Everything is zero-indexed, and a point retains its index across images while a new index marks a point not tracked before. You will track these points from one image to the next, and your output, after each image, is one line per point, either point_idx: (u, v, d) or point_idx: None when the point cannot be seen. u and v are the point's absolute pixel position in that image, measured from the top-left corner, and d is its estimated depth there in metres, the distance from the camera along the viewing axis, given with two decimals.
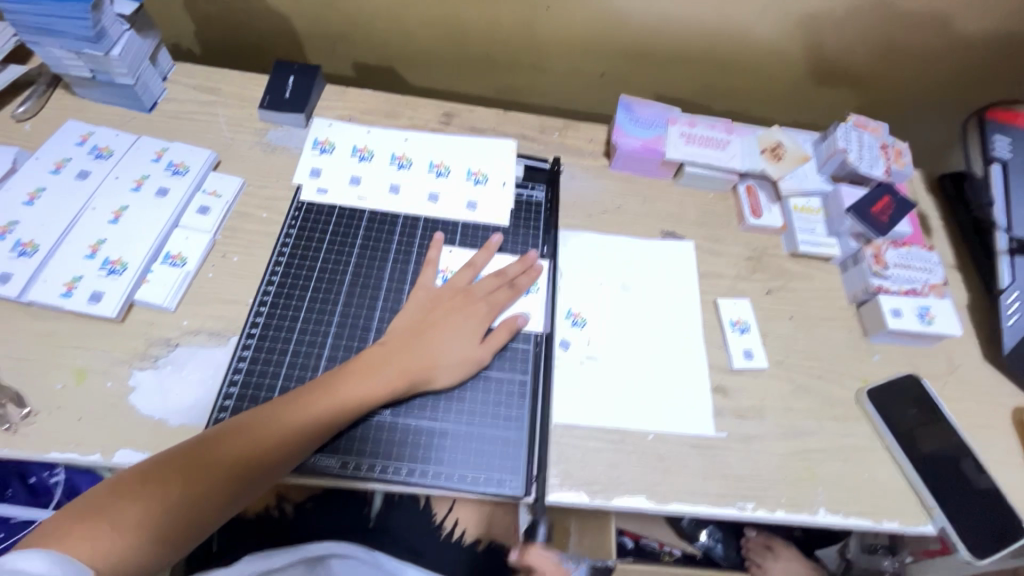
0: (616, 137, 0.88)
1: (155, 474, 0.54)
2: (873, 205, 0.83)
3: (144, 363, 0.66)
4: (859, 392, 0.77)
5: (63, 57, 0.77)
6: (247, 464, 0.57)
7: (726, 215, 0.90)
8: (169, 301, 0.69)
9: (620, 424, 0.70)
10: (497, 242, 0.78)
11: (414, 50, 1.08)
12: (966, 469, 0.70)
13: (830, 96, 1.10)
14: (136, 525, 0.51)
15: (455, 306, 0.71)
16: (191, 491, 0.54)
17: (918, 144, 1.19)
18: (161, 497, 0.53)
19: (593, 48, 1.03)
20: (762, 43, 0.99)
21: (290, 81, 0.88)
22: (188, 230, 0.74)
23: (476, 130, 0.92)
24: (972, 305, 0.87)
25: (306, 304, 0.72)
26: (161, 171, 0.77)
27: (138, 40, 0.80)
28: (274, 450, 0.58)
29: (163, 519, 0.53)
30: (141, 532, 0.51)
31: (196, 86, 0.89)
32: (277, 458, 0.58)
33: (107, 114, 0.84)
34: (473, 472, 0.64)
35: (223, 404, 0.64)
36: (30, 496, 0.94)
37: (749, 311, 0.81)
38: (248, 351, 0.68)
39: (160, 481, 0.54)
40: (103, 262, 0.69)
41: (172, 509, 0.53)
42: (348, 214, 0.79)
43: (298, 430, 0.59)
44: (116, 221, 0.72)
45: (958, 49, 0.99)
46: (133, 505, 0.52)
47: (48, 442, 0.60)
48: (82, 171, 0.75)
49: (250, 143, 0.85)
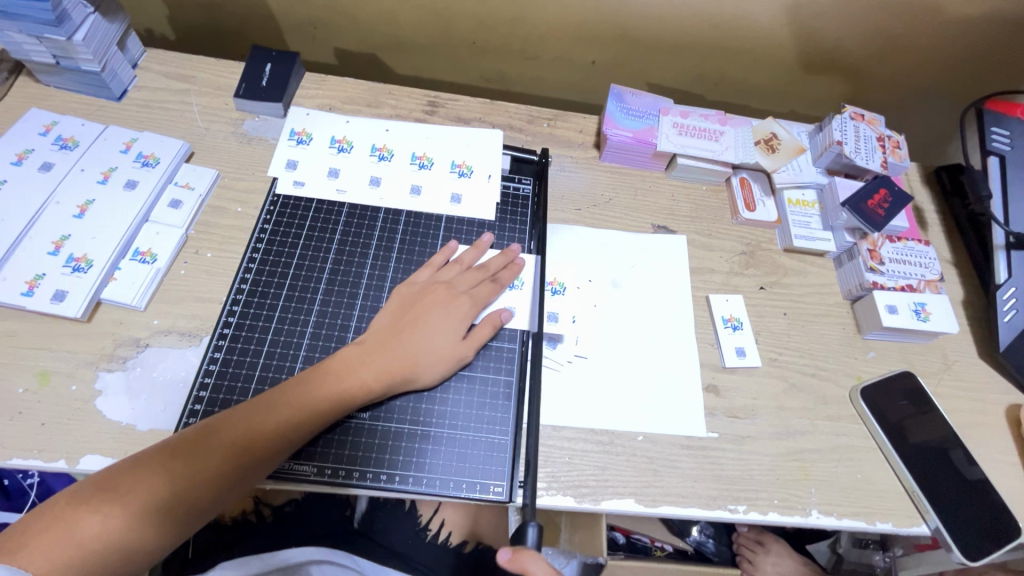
0: (607, 127, 0.85)
1: (118, 480, 0.51)
2: (869, 199, 0.81)
3: (112, 365, 0.63)
4: (852, 389, 0.75)
5: (23, 42, 0.73)
6: (217, 470, 0.54)
7: (719, 208, 0.88)
8: (138, 300, 0.66)
9: (609, 425, 0.68)
10: (487, 240, 0.75)
11: (399, 37, 1.04)
12: (958, 461, 0.70)
13: (826, 86, 1.07)
14: (98, 534, 0.49)
15: (436, 300, 0.68)
16: (157, 499, 0.51)
17: (913, 136, 1.17)
18: (124, 505, 0.50)
19: (583, 36, 1.00)
20: (757, 30, 0.96)
21: (267, 68, 0.85)
22: (159, 224, 0.71)
23: (462, 120, 0.89)
24: (968, 301, 0.85)
25: (281, 303, 0.69)
26: (130, 163, 0.73)
27: (103, 25, 0.76)
28: (246, 454, 0.55)
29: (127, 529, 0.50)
30: (103, 541, 0.49)
31: (169, 74, 0.85)
32: (249, 463, 0.55)
33: (74, 103, 0.80)
34: (456, 477, 0.62)
35: (193, 408, 0.61)
36: (3, 500, 0.91)
37: (742, 308, 0.79)
38: (220, 352, 0.65)
39: (123, 489, 0.50)
40: (68, 259, 0.66)
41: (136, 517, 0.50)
42: (326, 208, 0.76)
43: (272, 433, 0.56)
44: (82, 215, 0.69)
45: (957, 38, 0.96)
46: (94, 514, 0.49)
47: (8, 450, 0.57)
48: (45, 163, 0.71)
49: (225, 134, 0.81)
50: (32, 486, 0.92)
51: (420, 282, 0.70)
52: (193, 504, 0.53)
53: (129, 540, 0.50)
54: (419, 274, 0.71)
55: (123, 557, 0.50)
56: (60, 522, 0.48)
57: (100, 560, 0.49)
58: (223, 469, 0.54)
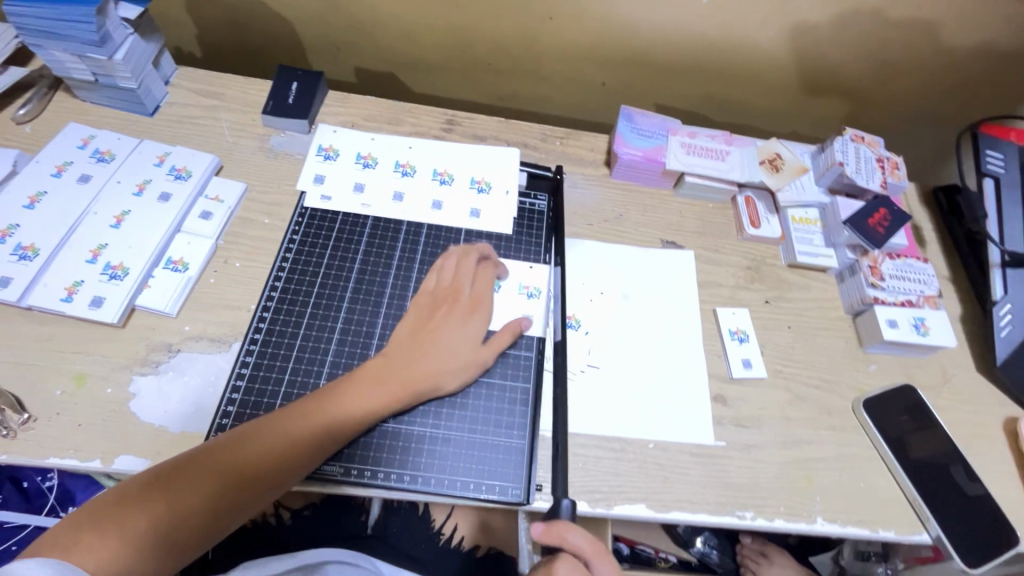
0: (617, 147, 0.88)
1: (160, 481, 0.54)
2: (870, 218, 0.85)
3: (146, 369, 0.66)
4: (855, 401, 0.78)
5: (65, 60, 0.77)
6: (257, 471, 0.57)
7: (725, 225, 0.91)
8: (171, 307, 0.69)
9: (621, 433, 0.71)
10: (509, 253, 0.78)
11: (417, 58, 1.08)
12: (957, 475, 0.73)
13: (827, 108, 1.11)
14: (144, 533, 0.51)
15: (461, 311, 0.70)
16: (200, 498, 0.54)
17: (912, 157, 1.21)
18: (167, 504, 0.53)
19: (594, 58, 1.04)
20: (760, 55, 1.01)
21: (293, 86, 0.89)
22: (191, 235, 0.74)
23: (479, 138, 0.92)
24: (965, 317, 0.88)
25: (308, 311, 0.71)
26: (164, 176, 0.77)
27: (141, 45, 0.80)
28: (283, 456, 0.58)
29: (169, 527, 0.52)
30: (151, 538, 0.51)
31: (199, 91, 0.89)
32: (286, 465, 0.58)
33: (109, 118, 0.84)
34: (475, 480, 0.64)
35: (225, 410, 0.64)
36: (23, 501, 0.93)
37: (748, 321, 0.82)
38: (251, 357, 0.67)
39: (169, 489, 0.53)
40: (105, 267, 0.69)
41: (180, 516, 0.53)
42: (351, 220, 0.79)
43: (308, 437, 0.59)
44: (118, 225, 0.72)
45: (952, 64, 1.01)
46: (142, 512, 0.52)
47: (47, 449, 0.60)
48: (83, 175, 0.75)
49: (253, 148, 0.85)
50: (51, 489, 0.93)
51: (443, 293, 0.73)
52: (233, 504, 0.56)
53: (175, 537, 0.53)
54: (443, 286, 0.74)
55: (167, 554, 0.52)
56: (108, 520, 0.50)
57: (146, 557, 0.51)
58: (262, 470, 0.57)
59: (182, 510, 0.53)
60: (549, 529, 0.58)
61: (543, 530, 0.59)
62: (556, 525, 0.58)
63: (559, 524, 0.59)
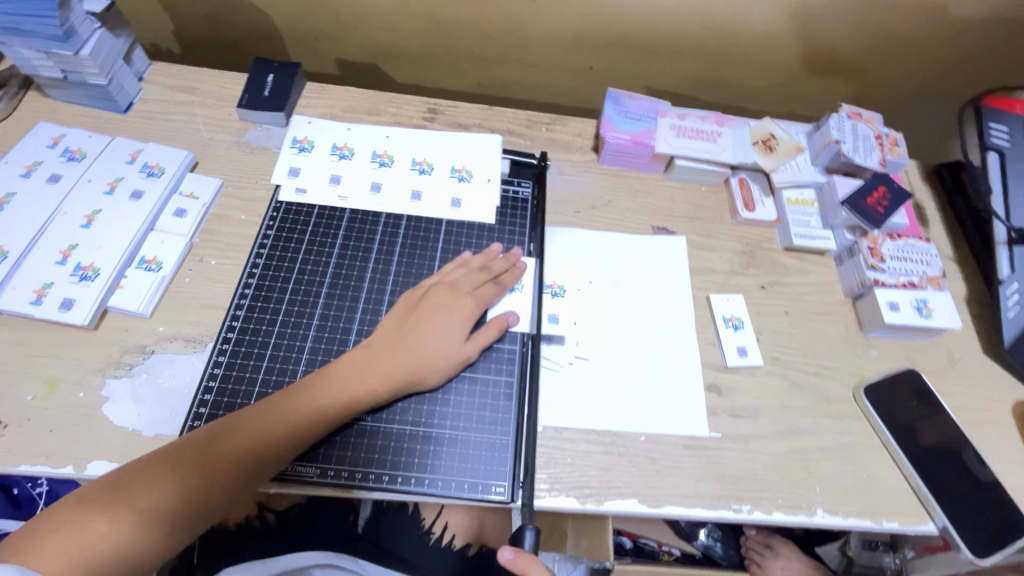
0: (604, 131, 0.85)
1: (128, 483, 0.52)
2: (869, 196, 0.81)
3: (118, 371, 0.64)
4: (856, 388, 0.75)
5: (32, 57, 0.75)
6: (225, 470, 0.55)
7: (718, 209, 0.88)
8: (144, 307, 0.67)
9: (610, 426, 0.68)
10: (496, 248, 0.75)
11: (399, 47, 1.06)
12: (969, 461, 0.69)
13: (824, 86, 1.08)
14: (108, 537, 0.49)
15: (439, 300, 0.68)
16: (167, 500, 0.52)
17: (914, 134, 1.17)
18: (133, 507, 0.51)
19: (580, 42, 1.01)
20: (752, 31, 0.97)
21: (269, 78, 0.86)
22: (165, 233, 0.72)
23: (461, 126, 0.90)
24: (970, 297, 0.85)
25: (284, 308, 0.69)
26: (136, 174, 0.75)
27: (110, 40, 0.77)
28: (253, 454, 0.56)
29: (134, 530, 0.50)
30: (113, 541, 0.49)
31: (174, 86, 0.87)
32: (258, 463, 0.56)
33: (82, 116, 0.82)
34: (457, 478, 0.62)
35: (197, 412, 0.62)
36: (12, 509, 0.91)
37: (743, 307, 0.79)
38: (224, 357, 0.66)
39: (133, 492, 0.51)
40: (75, 268, 0.67)
41: (146, 518, 0.51)
42: (328, 214, 0.77)
43: (280, 434, 0.57)
44: (89, 225, 0.70)
45: (954, 34, 0.96)
46: (104, 515, 0.50)
47: (17, 456, 0.58)
48: (53, 175, 0.73)
49: (228, 143, 0.83)
50: (41, 495, 0.93)
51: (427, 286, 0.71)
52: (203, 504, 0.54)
53: (140, 540, 0.51)
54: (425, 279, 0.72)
55: (133, 558, 0.50)
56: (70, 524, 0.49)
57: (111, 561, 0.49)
58: (233, 469, 0.55)
59: (148, 512, 0.51)
60: (515, 563, 0.57)
61: (509, 560, 0.58)
62: (521, 563, 0.57)
63: (526, 563, 0.57)
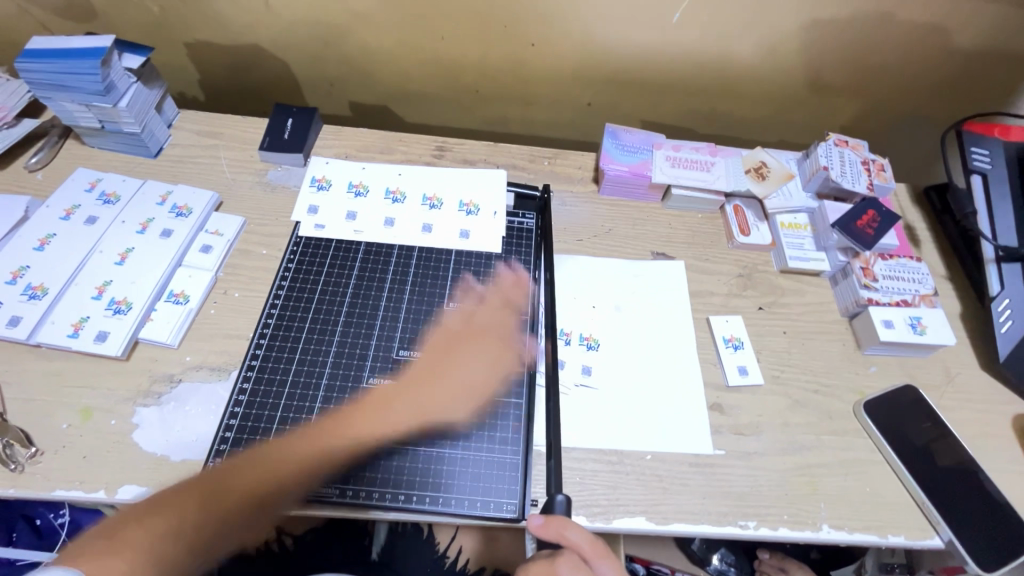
0: (603, 163, 0.90)
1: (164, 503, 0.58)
2: (858, 219, 0.85)
3: (148, 400, 0.68)
4: (855, 404, 0.77)
5: (73, 110, 0.81)
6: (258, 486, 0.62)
7: (715, 234, 0.92)
8: (172, 338, 0.71)
9: (617, 445, 0.70)
10: (522, 275, 0.81)
11: (408, 89, 1.13)
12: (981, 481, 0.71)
13: (812, 115, 1.13)
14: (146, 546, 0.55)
15: (396, 245, 0.79)
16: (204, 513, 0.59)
17: (903, 160, 1.21)
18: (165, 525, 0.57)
19: (578, 81, 1.07)
20: (740, 67, 1.03)
21: (288, 122, 0.93)
22: (191, 268, 0.77)
23: (468, 162, 0.95)
24: (965, 314, 0.87)
25: (304, 336, 0.73)
26: (166, 214, 0.80)
27: (144, 92, 0.84)
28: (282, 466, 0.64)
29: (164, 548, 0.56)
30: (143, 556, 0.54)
31: (201, 131, 0.94)
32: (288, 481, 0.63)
33: (116, 161, 0.88)
34: (470, 497, 0.64)
35: (223, 436, 0.65)
36: (36, 539, 0.94)
37: (742, 328, 0.82)
38: (248, 384, 0.69)
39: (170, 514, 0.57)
40: (109, 302, 0.71)
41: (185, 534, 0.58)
42: (344, 247, 0.81)
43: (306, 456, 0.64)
44: (123, 262, 0.75)
45: (932, 64, 1.02)
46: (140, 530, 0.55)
47: (54, 481, 0.61)
48: (90, 217, 0.78)
49: (251, 183, 0.88)
50: (63, 525, 0.95)
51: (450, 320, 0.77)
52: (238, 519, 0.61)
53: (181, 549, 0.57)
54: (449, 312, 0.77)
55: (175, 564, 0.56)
56: (117, 533, 0.54)
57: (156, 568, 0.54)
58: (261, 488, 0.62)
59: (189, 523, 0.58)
60: (548, 526, 0.57)
61: (540, 526, 0.57)
62: (554, 526, 0.57)
63: (559, 523, 0.57)
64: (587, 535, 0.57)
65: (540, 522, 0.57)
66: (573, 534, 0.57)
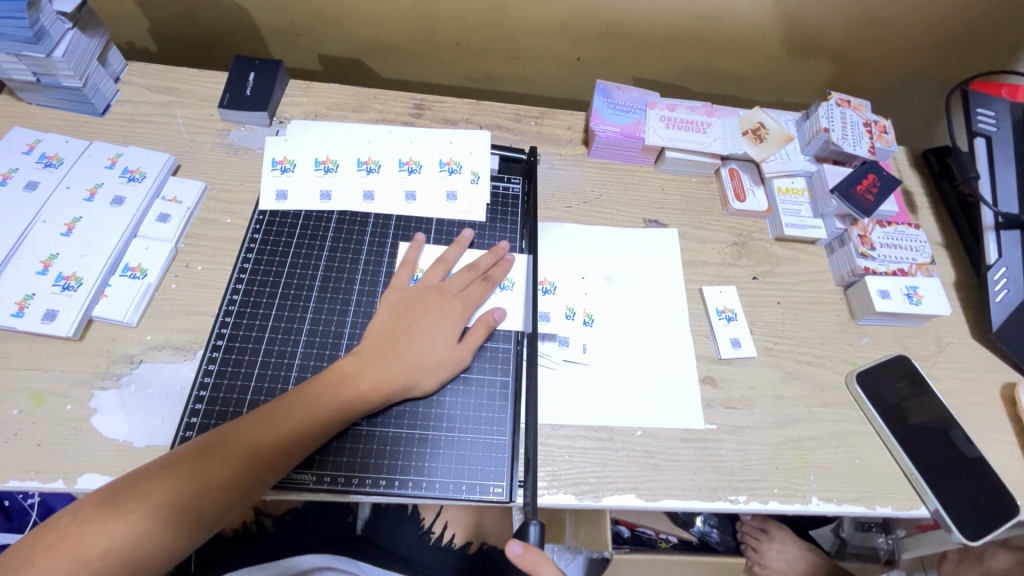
0: (594, 124, 0.84)
1: (129, 491, 0.52)
2: (858, 184, 0.81)
3: (106, 382, 0.63)
4: (848, 375, 0.76)
5: (2, 61, 0.72)
6: (231, 470, 0.54)
7: (709, 200, 0.88)
8: (130, 316, 0.66)
9: (607, 422, 0.68)
10: (467, 236, 0.74)
11: (383, 41, 1.04)
12: (957, 440, 0.71)
13: (812, 72, 1.07)
14: (125, 530, 0.50)
15: (432, 317, 0.66)
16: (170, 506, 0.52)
17: (901, 122, 1.18)
18: (141, 511, 0.51)
19: (567, 33, 1.00)
20: (739, 19, 0.96)
21: (250, 77, 0.84)
22: (148, 239, 0.71)
23: (449, 122, 0.89)
24: (959, 283, 0.86)
25: (274, 313, 0.69)
26: (116, 179, 0.73)
27: (83, 40, 0.75)
28: (261, 451, 0.56)
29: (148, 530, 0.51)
30: (121, 539, 0.50)
31: (152, 86, 0.85)
32: (271, 464, 0.56)
33: (58, 120, 0.80)
34: (455, 480, 0.62)
35: (189, 421, 0.61)
36: (5, 521, 0.91)
37: (736, 298, 0.79)
38: (214, 365, 0.65)
39: (137, 494, 0.51)
40: (57, 278, 0.65)
41: (153, 512, 0.51)
42: (316, 216, 0.76)
43: (294, 430, 0.58)
44: (70, 233, 0.68)
45: (940, 18, 0.96)
46: (113, 517, 0.50)
47: (6, 472, 0.57)
48: (30, 182, 0.71)
49: (211, 145, 0.81)
50: (33, 506, 0.92)
51: (395, 285, 0.70)
52: (219, 505, 0.54)
53: (151, 540, 0.51)
54: (398, 278, 0.71)
55: (145, 555, 0.51)
56: (66, 547, 0.49)
57: (121, 549, 0.50)
58: (239, 476, 0.55)
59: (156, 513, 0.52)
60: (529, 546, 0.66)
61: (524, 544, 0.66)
62: (532, 558, 0.54)
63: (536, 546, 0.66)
64: (559, 571, 0.55)
65: (518, 550, 0.54)
66: (546, 569, 0.54)
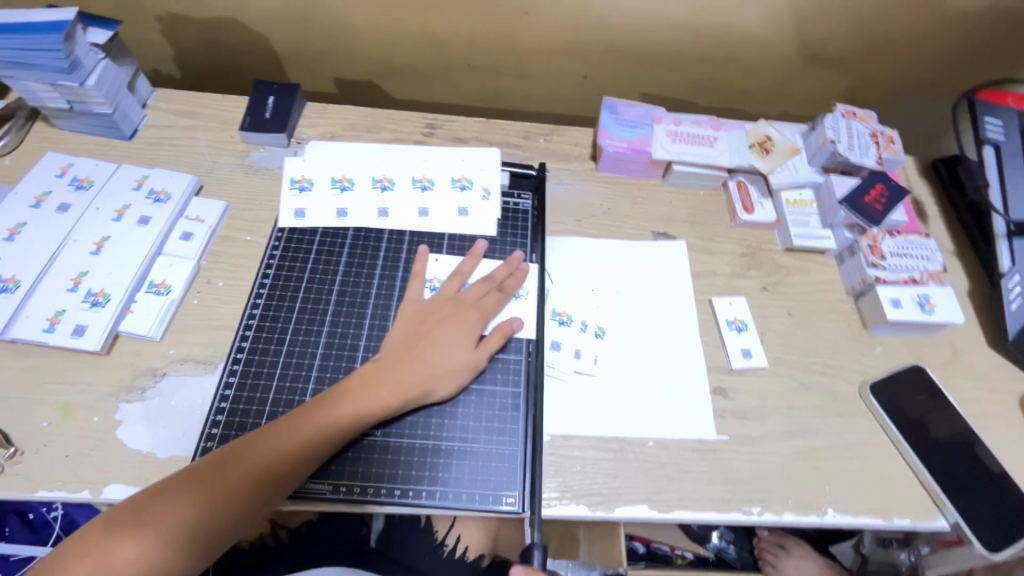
0: (601, 139, 0.86)
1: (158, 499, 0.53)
2: (865, 195, 0.82)
3: (131, 396, 0.65)
4: (861, 386, 0.75)
5: (38, 90, 0.76)
6: (254, 478, 0.56)
7: (717, 212, 0.89)
8: (154, 330, 0.68)
9: (618, 432, 0.69)
10: (481, 247, 0.76)
11: (395, 63, 1.07)
12: (978, 454, 0.69)
13: (818, 84, 1.08)
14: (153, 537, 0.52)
15: (448, 327, 0.68)
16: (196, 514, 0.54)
17: (909, 132, 1.18)
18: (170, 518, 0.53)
19: (573, 52, 1.02)
20: (742, 34, 0.98)
21: (270, 100, 0.88)
22: (172, 256, 0.74)
23: (460, 140, 0.91)
24: (974, 291, 0.86)
25: (292, 327, 0.71)
26: (143, 200, 0.76)
27: (114, 69, 0.79)
28: (283, 459, 0.57)
29: (176, 536, 0.53)
30: (148, 546, 0.52)
31: (177, 111, 0.89)
32: (292, 470, 0.58)
33: (88, 144, 0.84)
34: (468, 489, 0.63)
35: (210, 432, 0.63)
36: (30, 533, 0.93)
37: (746, 309, 0.79)
38: (234, 378, 0.66)
39: (165, 502, 0.53)
40: (86, 294, 0.68)
41: (179, 520, 0.53)
42: (332, 232, 0.78)
43: (314, 437, 0.59)
44: (98, 252, 0.71)
45: (943, 29, 0.97)
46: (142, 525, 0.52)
47: (36, 481, 0.59)
48: (63, 204, 0.74)
49: (231, 165, 0.84)
50: (56, 518, 0.94)
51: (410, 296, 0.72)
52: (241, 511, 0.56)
53: (176, 547, 0.53)
54: (413, 290, 0.72)
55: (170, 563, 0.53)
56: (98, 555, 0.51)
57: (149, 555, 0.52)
58: (261, 483, 0.56)
59: (181, 521, 0.53)
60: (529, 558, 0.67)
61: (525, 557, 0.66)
62: None
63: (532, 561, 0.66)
64: None
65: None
66: None
